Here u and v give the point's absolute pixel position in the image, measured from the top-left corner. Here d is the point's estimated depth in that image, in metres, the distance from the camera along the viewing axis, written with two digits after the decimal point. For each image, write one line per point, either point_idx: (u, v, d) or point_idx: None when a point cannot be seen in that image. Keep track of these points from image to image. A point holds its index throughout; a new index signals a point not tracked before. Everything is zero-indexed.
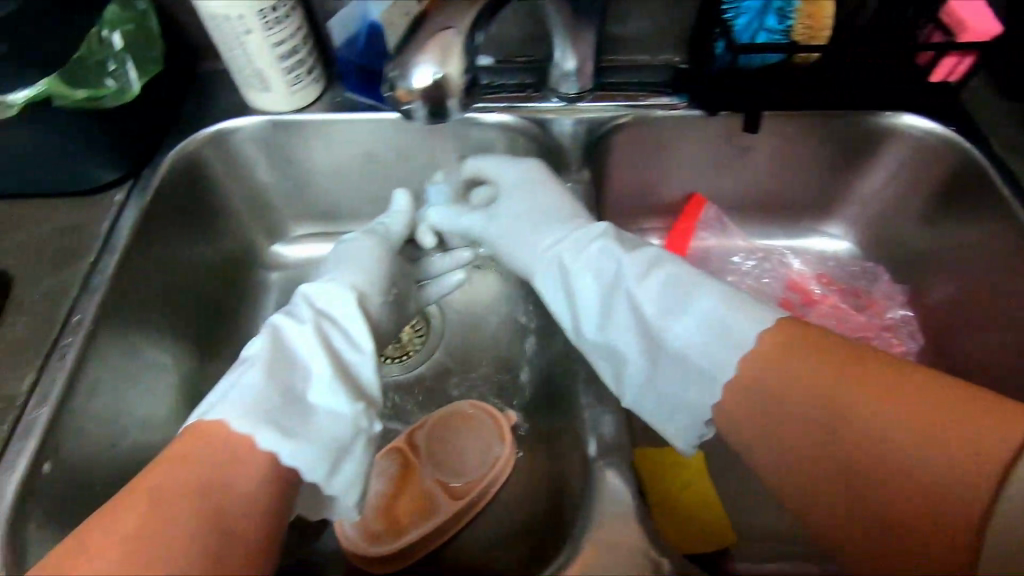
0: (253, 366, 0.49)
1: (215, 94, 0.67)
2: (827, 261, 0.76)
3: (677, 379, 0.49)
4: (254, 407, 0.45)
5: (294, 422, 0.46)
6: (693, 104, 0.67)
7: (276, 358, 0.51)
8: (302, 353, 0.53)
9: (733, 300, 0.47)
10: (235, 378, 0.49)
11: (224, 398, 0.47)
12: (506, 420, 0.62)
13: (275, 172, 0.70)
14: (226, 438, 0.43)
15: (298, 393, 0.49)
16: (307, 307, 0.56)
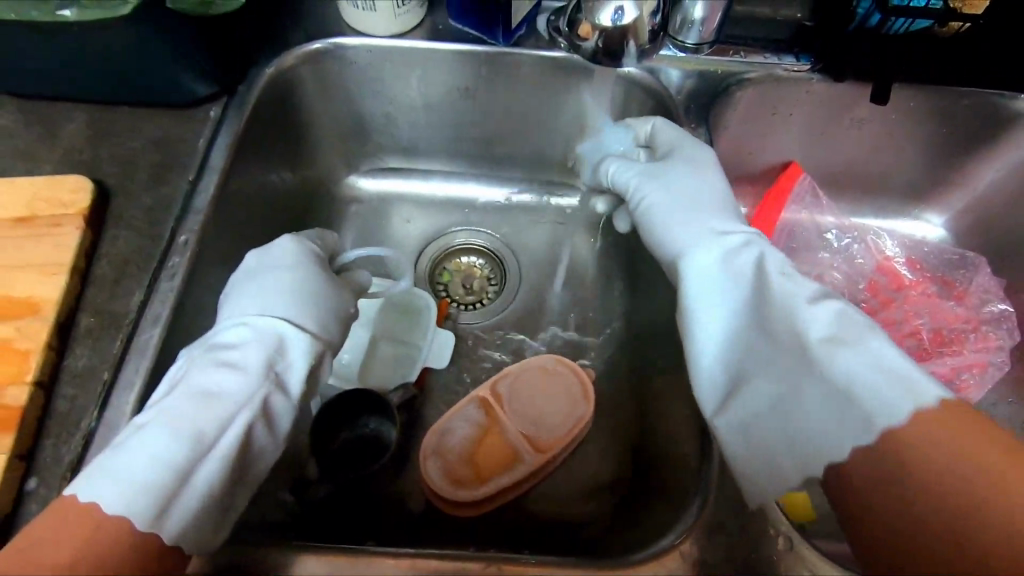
0: (167, 409, 0.40)
1: (306, 8, 0.62)
2: (920, 246, 0.73)
3: (821, 409, 0.43)
4: (121, 472, 0.37)
5: (145, 486, 0.37)
6: (818, 67, 0.63)
7: (196, 406, 0.40)
8: (203, 398, 0.41)
9: (898, 371, 0.40)
10: (154, 415, 0.40)
11: (130, 439, 0.39)
12: (589, 378, 0.62)
13: (365, 100, 0.66)
14: (86, 508, 0.36)
15: (191, 449, 0.39)
16: (228, 336, 0.45)
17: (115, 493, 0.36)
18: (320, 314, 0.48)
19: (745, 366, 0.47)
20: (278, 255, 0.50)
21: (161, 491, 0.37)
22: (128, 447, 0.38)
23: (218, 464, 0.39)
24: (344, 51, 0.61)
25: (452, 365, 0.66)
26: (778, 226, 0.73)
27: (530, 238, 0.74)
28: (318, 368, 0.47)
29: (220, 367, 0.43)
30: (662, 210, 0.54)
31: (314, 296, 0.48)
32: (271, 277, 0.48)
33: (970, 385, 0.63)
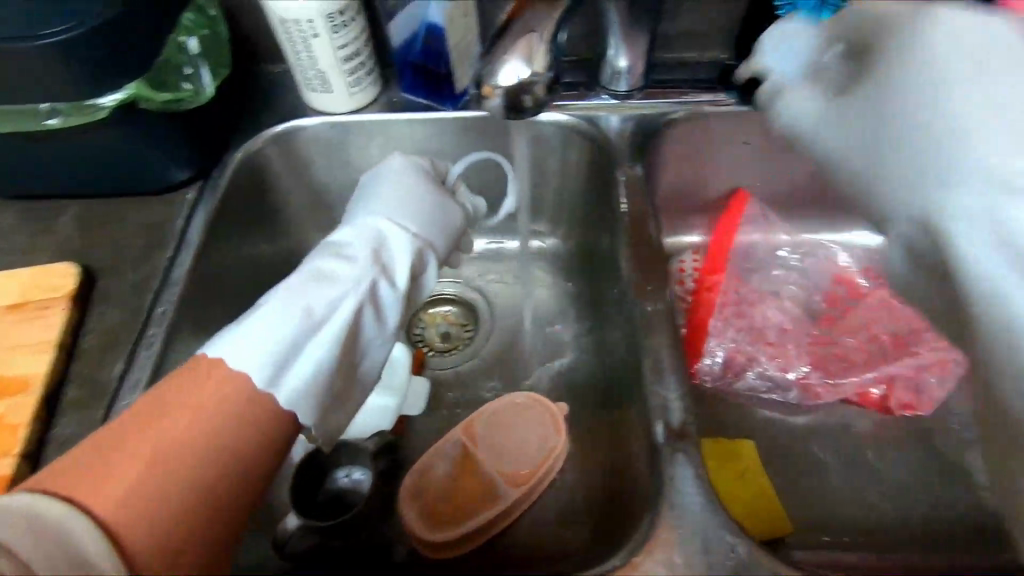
0: (289, 290, 0.51)
1: (273, 96, 0.69)
2: (873, 255, 0.77)
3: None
4: (252, 334, 0.47)
5: (275, 346, 0.46)
6: (742, 99, 0.68)
7: (316, 287, 0.51)
8: (319, 284, 0.52)
9: None
10: (281, 291, 0.51)
11: (262, 309, 0.49)
12: (559, 411, 0.63)
13: (332, 169, 0.71)
14: (225, 374, 0.44)
15: (311, 319, 0.49)
16: (345, 239, 0.57)
17: (250, 350, 0.46)
18: (419, 220, 0.60)
19: (979, 256, 0.54)
20: (392, 167, 0.63)
21: (289, 349, 0.47)
22: (261, 315, 0.48)
23: (331, 335, 0.49)
24: (306, 130, 0.67)
25: (430, 409, 0.68)
26: (733, 249, 0.77)
27: (498, 282, 0.78)
28: (418, 269, 0.59)
29: (335, 261, 0.54)
30: (951, 143, 0.55)
31: (419, 203, 0.61)
32: (389, 187, 0.61)
33: (928, 384, 0.65)
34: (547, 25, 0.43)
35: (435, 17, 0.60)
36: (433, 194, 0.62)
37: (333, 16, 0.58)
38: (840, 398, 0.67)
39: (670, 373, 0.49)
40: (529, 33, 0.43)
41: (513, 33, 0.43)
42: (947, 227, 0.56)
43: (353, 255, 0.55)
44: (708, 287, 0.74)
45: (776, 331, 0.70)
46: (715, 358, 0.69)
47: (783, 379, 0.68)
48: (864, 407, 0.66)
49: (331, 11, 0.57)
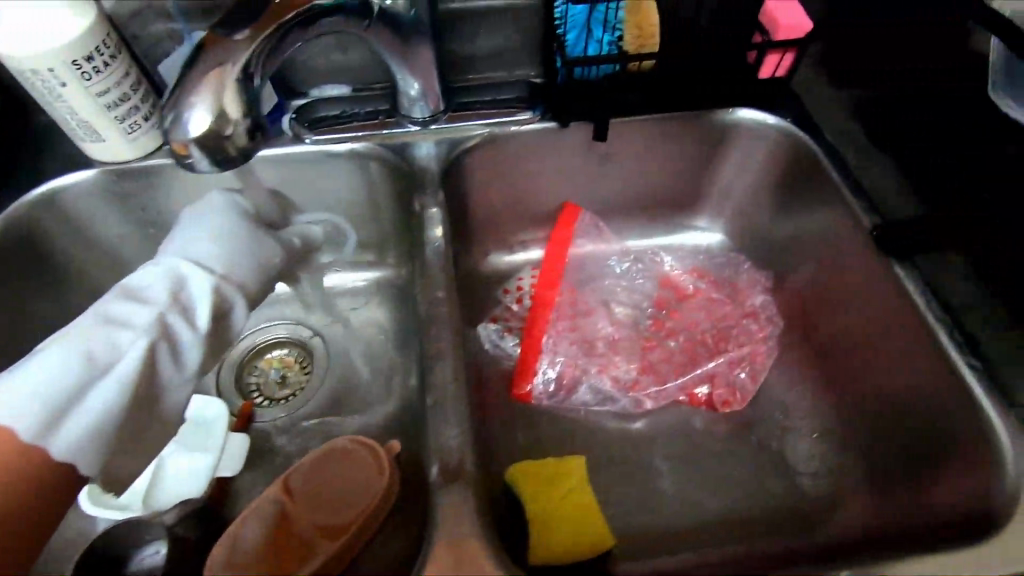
0: (70, 335, 0.49)
1: (47, 148, 0.64)
2: (698, 254, 0.79)
3: None
4: (18, 389, 0.45)
5: (42, 401, 0.45)
6: (547, 116, 0.69)
7: (101, 332, 0.50)
8: (106, 328, 0.50)
9: None
10: (63, 336, 0.49)
11: (38, 358, 0.47)
12: (384, 451, 0.62)
13: (127, 223, 0.67)
14: None
15: (89, 370, 0.48)
16: (150, 274, 0.54)
17: (16, 405, 0.44)
18: (233, 257, 0.57)
19: None
20: (212, 202, 0.61)
21: (59, 402, 0.46)
22: (34, 365, 0.46)
23: (116, 383, 0.48)
24: (82, 182, 0.63)
25: (252, 464, 0.65)
26: (568, 262, 0.77)
27: (332, 318, 0.75)
28: (227, 309, 0.56)
29: (129, 302, 0.52)
30: None
31: (239, 240, 0.58)
32: (199, 225, 0.58)
33: (740, 381, 0.68)
34: (239, 59, 0.43)
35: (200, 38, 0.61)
36: (253, 230, 0.60)
37: (78, 62, 0.53)
38: (666, 401, 0.68)
39: (448, 413, 0.47)
40: (217, 64, 0.42)
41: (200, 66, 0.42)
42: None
43: (151, 294, 0.53)
44: (542, 302, 0.74)
45: (604, 341, 0.72)
46: (547, 376, 0.70)
47: (612, 391, 0.69)
48: (690, 407, 0.68)
49: (75, 57, 0.53)
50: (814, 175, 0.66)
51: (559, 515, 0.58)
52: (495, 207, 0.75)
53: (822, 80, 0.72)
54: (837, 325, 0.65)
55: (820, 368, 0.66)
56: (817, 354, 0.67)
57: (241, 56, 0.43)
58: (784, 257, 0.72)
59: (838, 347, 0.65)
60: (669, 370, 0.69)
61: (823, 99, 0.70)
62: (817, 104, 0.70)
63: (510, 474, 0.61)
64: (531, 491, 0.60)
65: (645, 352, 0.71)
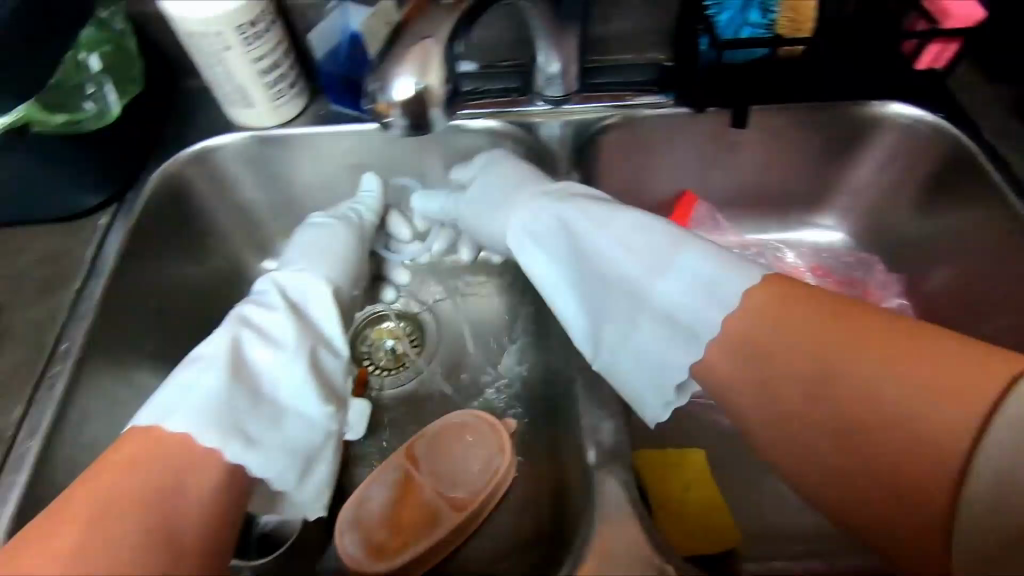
0: (204, 365, 0.50)
1: (193, 113, 0.66)
2: (821, 252, 0.75)
3: (661, 330, 0.51)
4: (195, 409, 0.46)
5: (208, 409, 0.47)
6: (680, 101, 0.67)
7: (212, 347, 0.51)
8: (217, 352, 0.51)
9: (707, 274, 0.49)
10: (187, 374, 0.49)
11: (180, 392, 0.48)
12: (503, 427, 0.62)
13: (261, 188, 0.68)
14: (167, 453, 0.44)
15: (236, 383, 0.49)
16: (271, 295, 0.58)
17: (185, 415, 0.46)
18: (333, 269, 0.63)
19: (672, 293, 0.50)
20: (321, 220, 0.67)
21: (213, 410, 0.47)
22: (176, 389, 0.48)
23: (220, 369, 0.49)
24: (226, 148, 0.64)
25: (370, 433, 0.66)
26: None
27: (443, 295, 0.74)
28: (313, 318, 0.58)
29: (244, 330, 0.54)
30: None
31: (338, 257, 0.64)
32: (309, 236, 0.65)
33: None
34: (444, 30, 0.40)
35: (354, 26, 0.61)
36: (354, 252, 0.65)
37: (242, 27, 0.55)
38: None
39: None
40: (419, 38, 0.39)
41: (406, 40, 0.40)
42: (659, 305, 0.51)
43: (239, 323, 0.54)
44: None
45: None
46: None
47: None
48: None
49: (242, 21, 0.54)
50: (970, 174, 0.62)
51: (688, 502, 0.57)
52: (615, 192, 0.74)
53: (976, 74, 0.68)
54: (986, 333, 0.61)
55: None
56: None
57: (445, 26, 0.40)
58: (923, 260, 0.69)
59: None
60: None
61: (977, 92, 0.67)
62: (973, 100, 0.66)
63: (637, 456, 0.60)
64: (655, 474, 0.59)
65: None
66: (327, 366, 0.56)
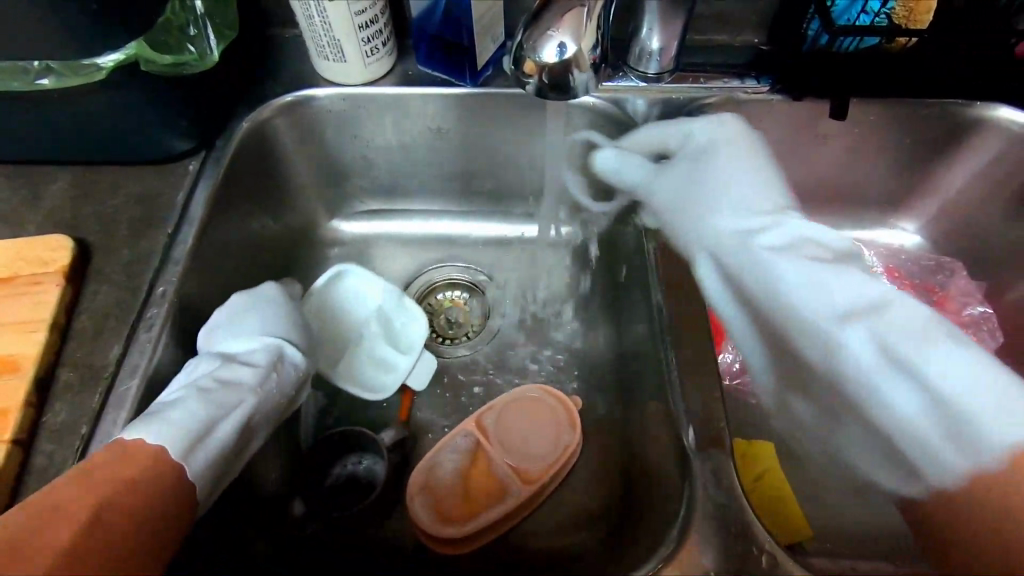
0: (188, 393, 0.47)
1: (281, 64, 0.65)
2: (898, 254, 0.74)
3: (873, 445, 0.54)
4: (179, 430, 0.44)
5: (193, 437, 0.44)
6: (777, 87, 0.65)
7: (208, 379, 0.49)
8: (208, 380, 0.49)
9: (973, 412, 0.46)
10: (172, 399, 0.46)
11: (160, 414, 0.44)
12: (574, 405, 0.62)
13: (342, 146, 0.68)
14: (156, 477, 0.41)
15: (220, 410, 0.47)
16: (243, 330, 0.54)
17: (164, 437, 0.43)
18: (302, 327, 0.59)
19: (917, 418, 0.49)
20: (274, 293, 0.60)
21: (190, 441, 0.44)
22: (162, 413, 0.45)
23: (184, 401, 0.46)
24: (317, 101, 0.63)
25: (437, 403, 0.66)
26: None
27: (509, 269, 0.74)
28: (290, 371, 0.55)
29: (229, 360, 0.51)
30: None
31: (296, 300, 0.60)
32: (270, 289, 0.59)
33: None
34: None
35: None
36: None
37: None
38: None
39: None
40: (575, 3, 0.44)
41: (558, 9, 0.44)
42: (900, 418, 0.51)
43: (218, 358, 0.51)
44: None
45: None
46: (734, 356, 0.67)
47: None
48: None
49: None
50: None
51: (760, 492, 0.57)
52: None
53: None
54: None
55: None
56: None
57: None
58: (1010, 271, 0.67)
59: None
60: None
61: None
62: None
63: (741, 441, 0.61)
64: (748, 459, 0.60)
65: None
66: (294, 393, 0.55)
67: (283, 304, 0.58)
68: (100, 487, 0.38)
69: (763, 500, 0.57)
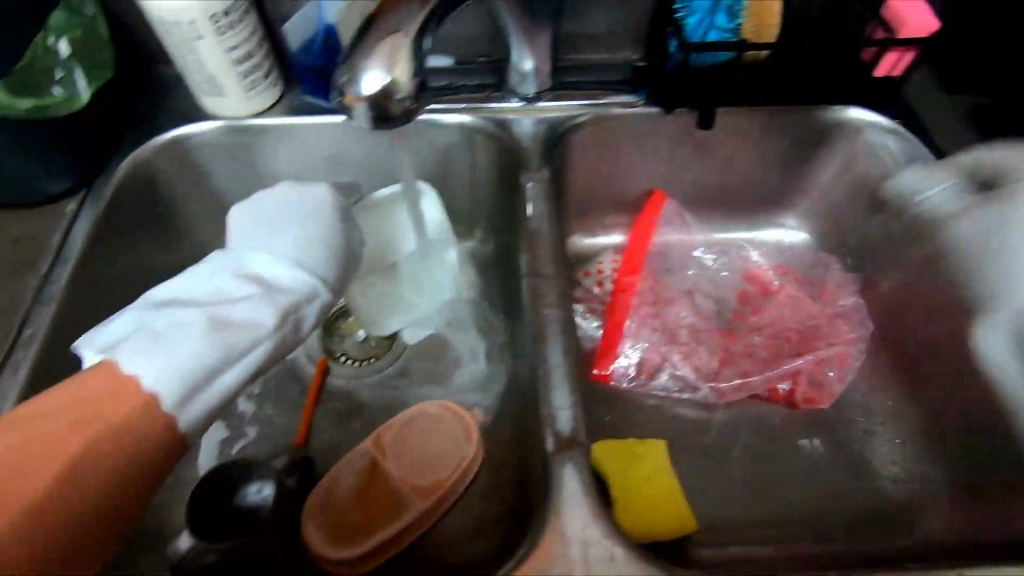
0: (201, 325, 0.53)
1: (165, 101, 0.66)
2: (784, 252, 0.78)
3: None
4: (179, 368, 0.50)
5: (195, 373, 0.51)
6: (652, 101, 0.68)
7: (227, 314, 0.54)
8: (228, 314, 0.54)
9: None
10: (187, 326, 0.52)
11: (170, 343, 0.51)
12: (469, 415, 0.63)
13: (233, 179, 0.69)
14: (141, 420, 0.47)
15: (225, 350, 0.53)
16: (275, 264, 0.59)
17: (163, 372, 0.49)
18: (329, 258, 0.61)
19: None
20: (312, 195, 0.64)
21: (193, 377, 0.50)
22: (174, 341, 0.51)
23: (201, 334, 0.52)
24: (198, 136, 0.64)
25: (340, 424, 0.67)
26: (651, 250, 0.77)
27: None
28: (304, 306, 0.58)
29: (246, 294, 0.56)
30: None
31: (323, 224, 0.62)
32: (305, 210, 0.63)
33: (827, 380, 0.67)
34: (409, 25, 0.46)
35: (330, 17, 0.62)
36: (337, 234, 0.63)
37: (217, 16, 0.54)
38: (748, 395, 0.68)
39: (562, 385, 0.49)
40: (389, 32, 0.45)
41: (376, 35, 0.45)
42: None
43: (243, 287, 0.57)
44: (624, 288, 0.74)
45: (687, 331, 0.71)
46: (629, 360, 0.70)
47: (693, 379, 0.69)
48: (773, 403, 0.68)
49: (215, 10, 0.54)
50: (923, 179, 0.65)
51: (635, 486, 0.59)
52: (586, 189, 0.75)
53: (930, 85, 0.71)
54: (937, 333, 0.64)
55: (908, 374, 0.66)
56: (905, 359, 0.67)
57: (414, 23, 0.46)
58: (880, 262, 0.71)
59: (931, 355, 0.64)
60: (752, 365, 0.69)
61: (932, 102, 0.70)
62: (926, 109, 0.69)
63: (596, 443, 0.63)
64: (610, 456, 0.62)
65: (727, 344, 0.70)
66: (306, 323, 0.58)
67: (327, 231, 0.62)
68: (89, 432, 0.45)
69: (638, 493, 0.59)
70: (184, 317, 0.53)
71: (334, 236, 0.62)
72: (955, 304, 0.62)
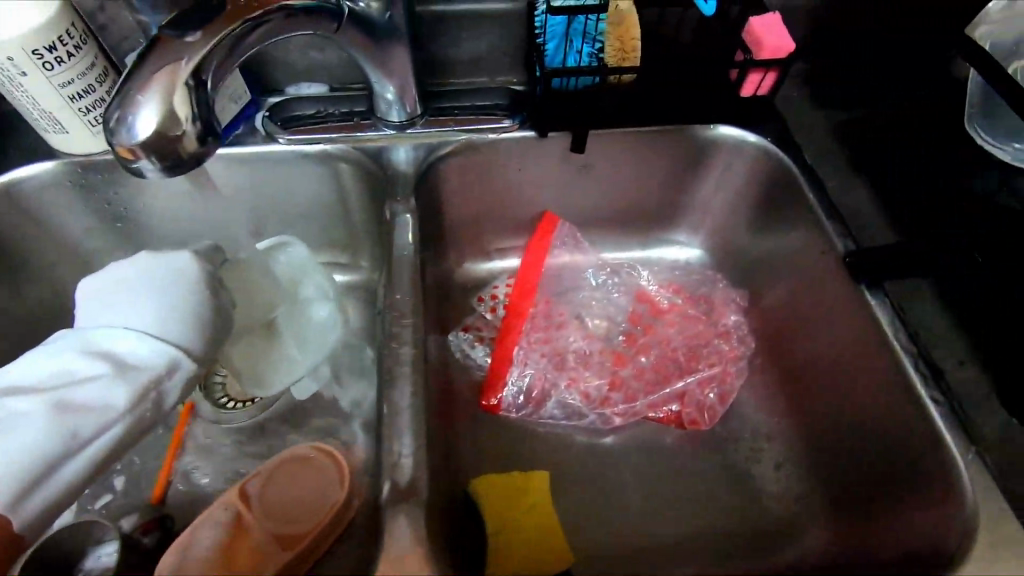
0: (38, 411, 0.48)
1: (10, 140, 0.63)
2: (676, 269, 0.78)
3: None
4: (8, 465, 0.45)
5: (31, 467, 0.46)
6: (527, 124, 0.67)
7: (72, 398, 0.49)
8: (72, 395, 0.50)
9: None
10: (23, 413, 0.48)
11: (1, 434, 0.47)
12: (343, 459, 0.60)
13: (89, 218, 0.66)
14: None
15: (68, 441, 0.48)
16: (127, 336, 0.53)
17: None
18: (192, 327, 0.55)
19: None
20: (171, 262, 0.58)
21: (27, 472, 0.46)
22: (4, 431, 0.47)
23: (37, 426, 0.47)
24: (42, 176, 0.61)
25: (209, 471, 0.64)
26: (544, 274, 0.76)
27: None
28: (164, 384, 0.52)
29: (94, 372, 0.51)
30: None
31: (182, 295, 0.56)
32: (164, 277, 0.56)
33: (711, 400, 0.67)
34: (192, 54, 0.43)
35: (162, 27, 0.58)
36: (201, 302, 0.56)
37: (38, 53, 0.51)
38: (635, 418, 0.67)
39: (404, 429, 0.47)
40: (169, 60, 0.42)
41: (153, 64, 0.42)
42: None
43: (91, 364, 0.51)
44: (516, 312, 0.72)
45: (575, 355, 0.70)
46: (516, 388, 0.68)
47: (580, 406, 0.67)
48: (661, 425, 0.67)
49: (35, 46, 0.51)
50: (794, 196, 0.65)
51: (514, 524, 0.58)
52: (472, 214, 0.74)
53: (805, 101, 0.71)
54: (814, 348, 0.64)
55: (790, 390, 0.66)
56: (787, 375, 0.67)
57: (198, 52, 0.44)
58: (763, 277, 0.72)
59: (810, 371, 0.64)
60: (638, 387, 0.68)
61: (807, 117, 0.70)
62: (800, 125, 0.70)
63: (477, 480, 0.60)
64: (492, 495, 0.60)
65: (615, 368, 0.69)
66: (170, 398, 0.53)
67: (192, 295, 0.56)
68: None
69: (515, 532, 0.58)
70: (19, 403, 0.49)
71: (200, 302, 0.56)
72: (826, 320, 0.62)
